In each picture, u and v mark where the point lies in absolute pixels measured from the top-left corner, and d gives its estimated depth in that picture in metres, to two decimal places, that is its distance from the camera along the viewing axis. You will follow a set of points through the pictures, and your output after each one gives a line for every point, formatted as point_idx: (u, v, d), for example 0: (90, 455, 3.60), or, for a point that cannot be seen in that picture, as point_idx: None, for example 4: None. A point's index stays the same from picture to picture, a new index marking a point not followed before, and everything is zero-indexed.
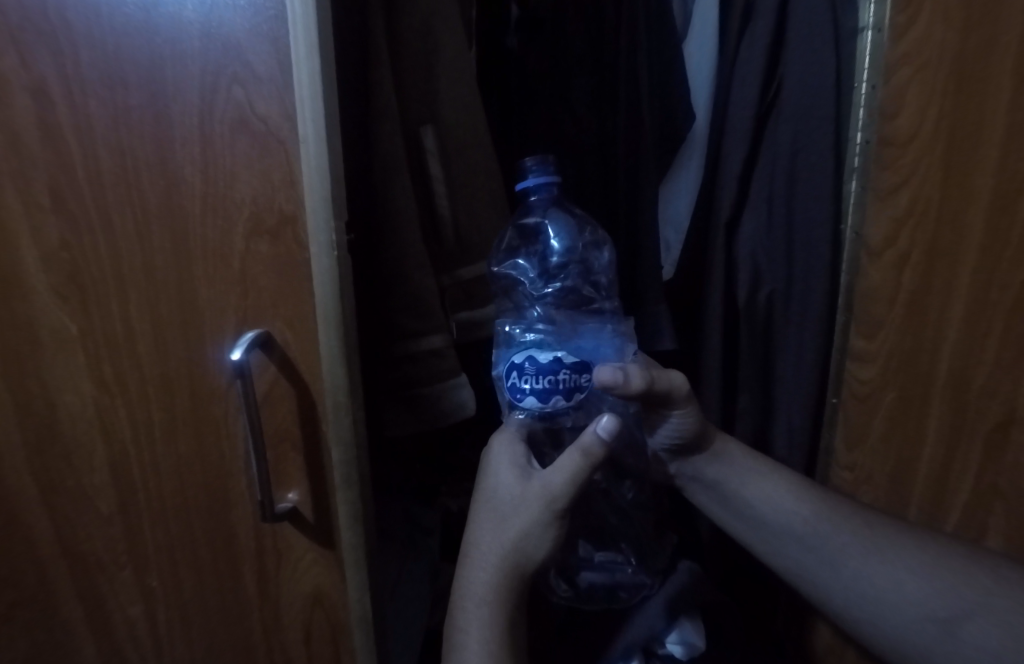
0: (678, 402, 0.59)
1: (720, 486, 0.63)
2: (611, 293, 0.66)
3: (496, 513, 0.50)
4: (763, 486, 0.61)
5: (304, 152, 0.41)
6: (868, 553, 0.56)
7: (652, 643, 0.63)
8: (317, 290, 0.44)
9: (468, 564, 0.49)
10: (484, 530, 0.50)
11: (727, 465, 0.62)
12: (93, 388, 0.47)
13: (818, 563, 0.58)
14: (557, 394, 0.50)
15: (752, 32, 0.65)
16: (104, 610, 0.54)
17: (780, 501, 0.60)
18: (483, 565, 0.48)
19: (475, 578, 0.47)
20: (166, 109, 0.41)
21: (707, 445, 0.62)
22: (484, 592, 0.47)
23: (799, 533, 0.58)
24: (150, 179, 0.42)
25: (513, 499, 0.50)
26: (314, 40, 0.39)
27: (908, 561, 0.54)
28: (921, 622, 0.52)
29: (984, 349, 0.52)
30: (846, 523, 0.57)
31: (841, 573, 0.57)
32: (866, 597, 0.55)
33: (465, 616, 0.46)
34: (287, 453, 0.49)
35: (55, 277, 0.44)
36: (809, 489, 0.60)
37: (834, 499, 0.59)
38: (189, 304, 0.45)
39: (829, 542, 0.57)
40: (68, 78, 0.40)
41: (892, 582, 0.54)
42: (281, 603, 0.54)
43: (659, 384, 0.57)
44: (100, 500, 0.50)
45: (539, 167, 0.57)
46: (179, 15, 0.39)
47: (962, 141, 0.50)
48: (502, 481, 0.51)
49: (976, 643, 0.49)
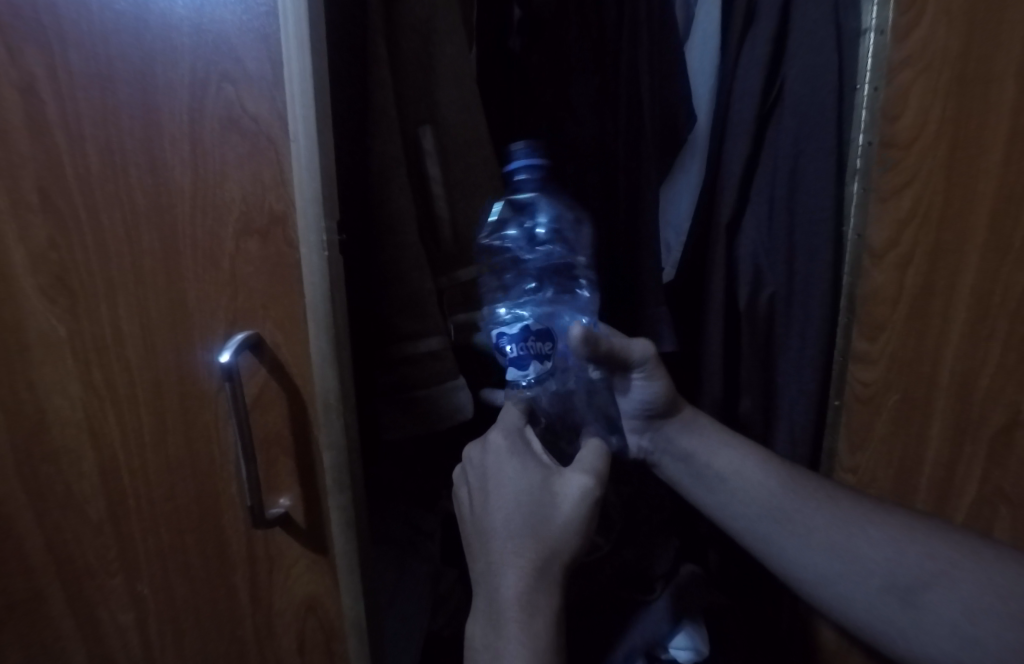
0: (637, 366, 0.58)
1: (689, 457, 0.61)
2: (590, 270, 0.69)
3: (519, 510, 0.42)
4: (725, 452, 0.60)
5: (295, 150, 0.40)
6: (835, 525, 0.54)
7: (655, 647, 0.63)
8: (308, 291, 0.43)
9: (497, 570, 0.41)
10: (502, 530, 0.42)
11: (699, 437, 0.61)
12: (82, 392, 0.46)
13: (779, 532, 0.56)
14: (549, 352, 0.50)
15: (755, 31, 0.65)
16: (95, 618, 0.53)
17: (749, 469, 0.59)
18: (525, 569, 0.40)
19: (512, 580, 0.40)
20: (156, 108, 0.40)
21: (676, 414, 0.61)
22: (522, 601, 0.39)
23: (768, 498, 0.57)
24: (138, 179, 0.41)
25: (532, 494, 0.43)
26: (304, 35, 0.38)
27: (871, 534, 0.53)
28: (877, 591, 0.51)
29: (988, 351, 0.51)
30: (811, 494, 0.56)
31: (813, 547, 0.54)
32: (839, 572, 0.53)
33: (509, 628, 0.39)
34: (279, 457, 0.48)
35: (44, 279, 0.43)
36: (784, 465, 0.58)
37: (800, 474, 0.58)
38: (178, 306, 0.44)
39: (800, 512, 0.55)
40: (57, 76, 0.40)
41: (856, 552, 0.53)
42: (274, 612, 0.53)
43: (621, 350, 0.56)
44: (90, 505, 0.49)
45: (528, 149, 0.55)
46: (168, 12, 0.39)
47: (966, 141, 0.49)
48: (514, 479, 0.44)
49: (940, 612, 0.47)
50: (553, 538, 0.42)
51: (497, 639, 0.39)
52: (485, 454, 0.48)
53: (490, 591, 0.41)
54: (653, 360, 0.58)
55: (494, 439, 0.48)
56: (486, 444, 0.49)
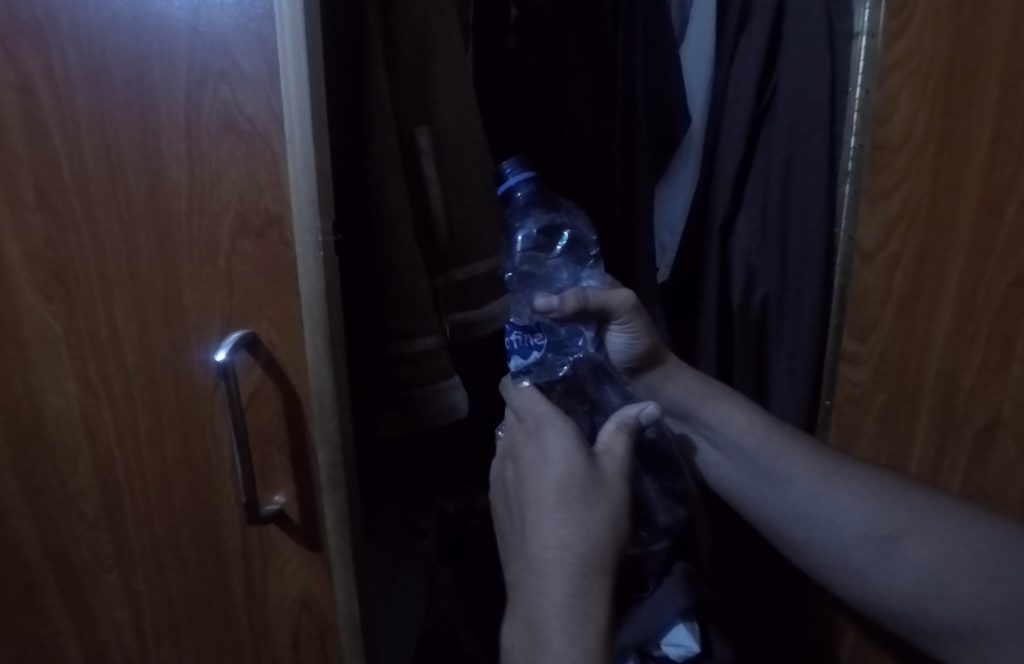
0: (617, 315, 0.57)
1: (680, 406, 0.63)
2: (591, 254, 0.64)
3: (571, 506, 0.41)
4: (722, 410, 0.62)
5: (291, 152, 0.41)
6: (817, 476, 0.57)
7: (648, 645, 0.65)
8: (304, 292, 0.43)
9: (540, 572, 0.39)
10: (554, 525, 0.40)
11: (679, 384, 0.62)
12: (79, 389, 0.47)
13: (766, 485, 0.60)
14: (537, 347, 0.51)
15: (750, 33, 0.65)
16: (91, 616, 0.53)
17: (738, 423, 0.61)
18: (580, 567, 0.39)
19: (567, 584, 0.38)
20: (153, 108, 0.40)
21: (656, 362, 0.61)
22: (574, 605, 0.37)
23: (761, 450, 0.60)
24: (135, 178, 0.42)
25: (578, 484, 0.42)
26: (300, 39, 0.38)
27: (847, 495, 0.56)
28: (861, 541, 0.54)
29: (970, 352, 0.51)
30: (795, 445, 0.59)
31: (799, 504, 0.58)
32: (813, 521, 0.57)
33: (554, 632, 0.36)
34: (273, 455, 0.48)
35: (40, 277, 0.44)
36: (770, 421, 0.61)
37: (785, 428, 0.60)
38: (174, 305, 0.44)
39: (783, 462, 0.59)
40: (54, 75, 0.40)
41: (836, 503, 0.56)
42: (268, 607, 0.53)
43: (596, 300, 0.55)
44: (86, 502, 0.50)
45: (516, 165, 0.55)
46: (165, 12, 0.39)
47: (953, 145, 0.49)
48: (558, 466, 0.44)
49: (908, 562, 0.51)
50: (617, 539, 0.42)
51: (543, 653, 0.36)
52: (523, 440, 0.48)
53: (536, 586, 0.39)
54: (630, 308, 0.57)
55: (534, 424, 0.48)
56: (528, 430, 0.48)
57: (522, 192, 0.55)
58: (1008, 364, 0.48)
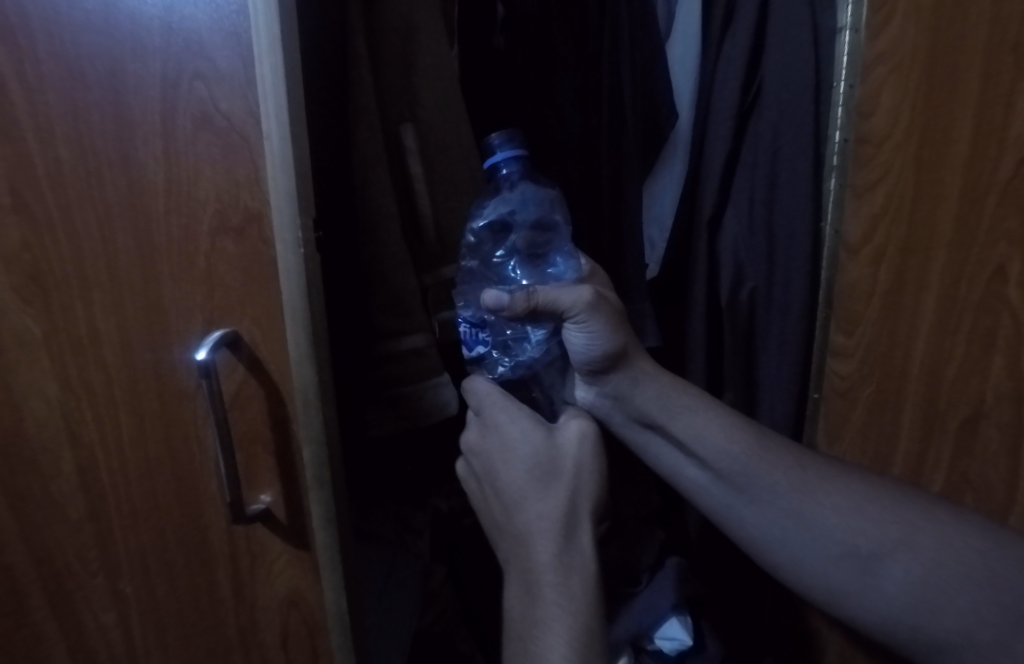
0: (569, 315, 0.53)
1: (645, 415, 0.58)
2: (575, 261, 0.61)
3: (540, 481, 0.49)
4: (697, 422, 0.57)
5: (269, 149, 0.40)
6: (798, 490, 0.55)
7: (640, 639, 0.68)
8: (285, 290, 0.43)
9: (528, 540, 0.46)
10: (530, 499, 0.48)
11: (645, 391, 0.57)
12: (59, 392, 0.46)
13: (742, 503, 0.56)
14: (484, 340, 0.54)
15: (734, 29, 0.66)
16: (77, 619, 0.53)
17: (713, 438, 0.56)
18: (567, 534, 0.46)
19: (550, 551, 0.45)
20: (127, 106, 0.40)
21: (622, 365, 0.56)
22: (558, 565, 0.45)
23: (743, 466, 0.55)
24: (112, 178, 0.41)
25: (542, 461, 0.50)
26: (275, 33, 0.38)
27: (837, 505, 0.54)
28: (843, 555, 0.53)
29: (953, 344, 0.51)
30: (774, 461, 0.55)
31: (783, 520, 0.55)
32: (787, 536, 0.55)
33: (551, 592, 0.43)
34: (258, 454, 0.48)
35: (16, 279, 0.43)
36: (746, 429, 0.57)
37: (764, 437, 0.57)
38: (155, 305, 0.44)
39: (766, 480, 0.55)
40: (26, 74, 0.39)
41: (821, 521, 0.54)
42: (257, 607, 0.53)
43: (548, 302, 0.52)
44: (69, 505, 0.49)
45: (505, 142, 0.54)
46: (138, 9, 0.38)
47: (934, 136, 0.50)
48: (523, 450, 0.50)
49: (898, 577, 0.50)
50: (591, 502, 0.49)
51: (541, 609, 0.43)
52: (479, 424, 0.54)
53: (526, 556, 0.46)
54: (585, 307, 0.52)
55: (487, 411, 0.53)
56: (486, 424, 0.53)
57: (508, 171, 0.55)
58: (989, 355, 0.49)
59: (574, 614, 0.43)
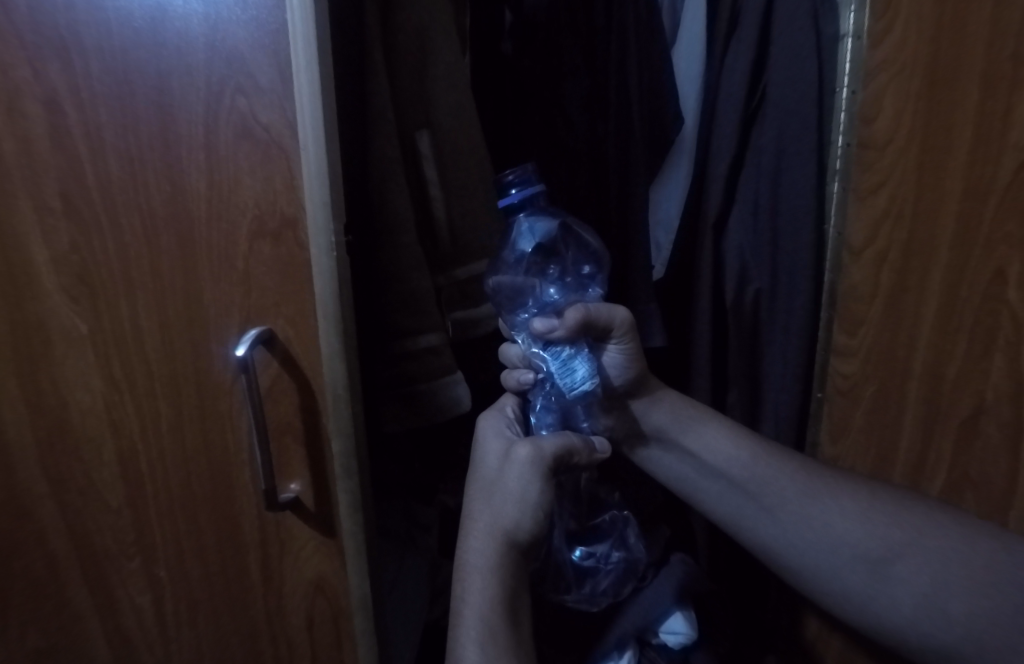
0: (615, 333, 0.61)
1: (663, 431, 0.66)
2: (598, 270, 0.66)
3: (489, 489, 0.53)
4: (703, 436, 0.65)
5: (305, 158, 0.43)
6: (805, 497, 0.59)
7: (646, 633, 0.70)
8: (318, 290, 0.46)
9: (466, 535, 0.51)
10: (479, 503, 0.52)
11: (669, 411, 0.66)
12: (102, 385, 0.49)
13: (758, 510, 0.62)
14: (536, 368, 0.59)
15: (739, 36, 0.68)
16: (114, 602, 0.56)
17: (721, 446, 0.64)
18: (493, 541, 0.49)
19: (477, 548, 0.49)
20: (174, 119, 0.43)
21: (645, 392, 0.66)
22: (484, 562, 0.48)
23: (747, 471, 0.62)
24: (157, 185, 0.44)
25: (496, 471, 0.54)
26: (314, 52, 0.41)
27: (841, 506, 0.57)
28: (852, 559, 0.56)
29: (955, 344, 0.52)
30: (780, 467, 0.61)
31: (781, 522, 0.60)
32: (789, 536, 0.60)
33: (466, 589, 0.47)
34: (290, 445, 0.51)
35: (65, 278, 0.46)
36: (750, 437, 0.64)
37: (769, 446, 0.63)
38: (194, 303, 0.47)
39: (771, 483, 0.61)
40: (79, 89, 0.42)
41: (823, 523, 0.58)
42: (284, 591, 0.56)
43: (599, 315, 0.59)
44: (109, 492, 0.52)
45: (521, 177, 0.60)
46: (185, 29, 0.41)
47: (935, 142, 0.51)
48: (488, 459, 0.55)
49: (906, 582, 0.53)
50: (507, 519, 0.50)
51: (458, 602, 0.47)
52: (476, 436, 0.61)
53: (460, 550, 0.50)
54: (625, 324, 0.61)
55: (477, 419, 0.60)
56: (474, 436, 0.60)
57: (520, 199, 0.59)
58: (990, 355, 0.50)
59: (484, 608, 0.46)
